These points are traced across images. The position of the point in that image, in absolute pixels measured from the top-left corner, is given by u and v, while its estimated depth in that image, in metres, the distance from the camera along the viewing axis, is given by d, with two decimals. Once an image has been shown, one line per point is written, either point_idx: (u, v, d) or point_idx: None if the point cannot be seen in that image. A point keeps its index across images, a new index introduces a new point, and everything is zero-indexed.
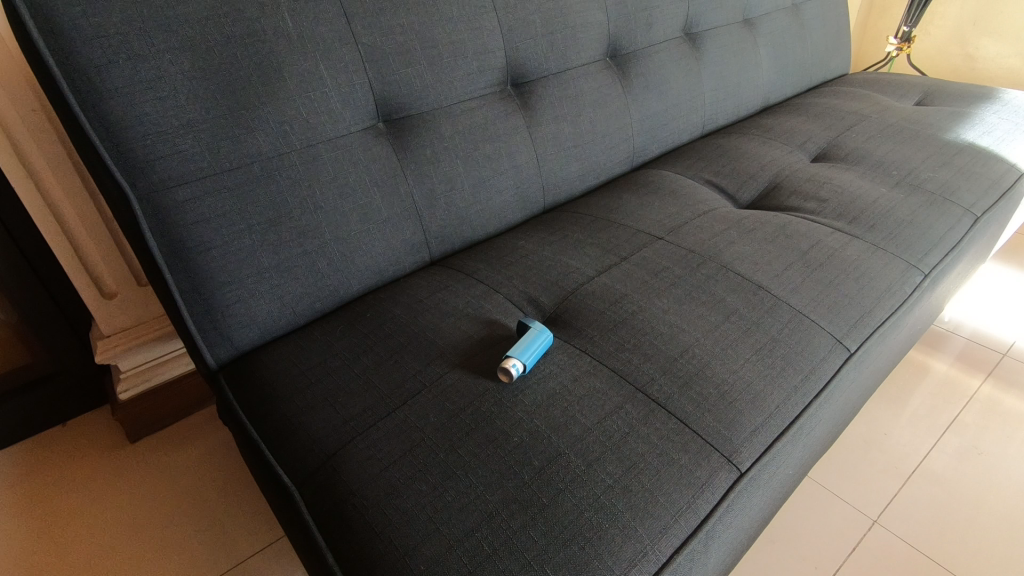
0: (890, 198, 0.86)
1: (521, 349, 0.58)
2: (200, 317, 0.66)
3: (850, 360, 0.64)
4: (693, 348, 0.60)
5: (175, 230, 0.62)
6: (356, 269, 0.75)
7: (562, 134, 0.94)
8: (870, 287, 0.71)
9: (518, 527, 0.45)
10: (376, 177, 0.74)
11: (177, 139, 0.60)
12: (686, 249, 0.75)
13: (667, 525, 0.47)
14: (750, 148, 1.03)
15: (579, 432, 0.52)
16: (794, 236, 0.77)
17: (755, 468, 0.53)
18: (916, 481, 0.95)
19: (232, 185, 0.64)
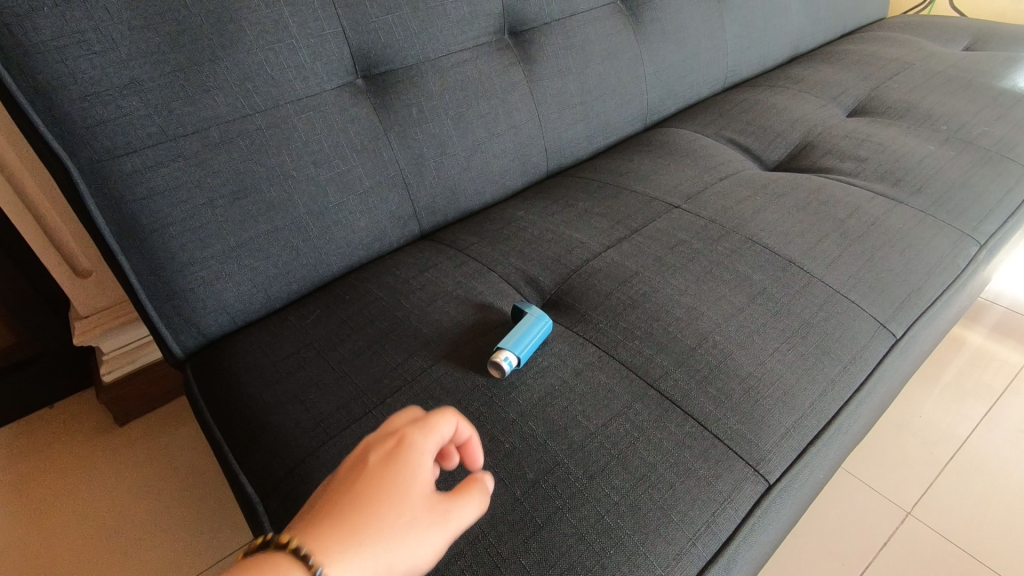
0: (940, 157, 0.76)
1: (516, 332, 0.51)
2: (162, 303, 0.60)
3: (896, 346, 0.56)
4: (713, 335, 0.52)
5: (125, 206, 0.55)
6: (336, 245, 0.68)
7: (566, 90, 0.84)
8: (918, 261, 0.62)
9: (506, 555, 0.39)
10: (356, 142, 0.66)
11: (121, 101, 0.52)
12: (706, 218, 0.66)
13: (682, 550, 0.40)
14: (779, 101, 0.92)
15: (580, 437, 0.45)
16: (829, 202, 0.68)
17: (786, 478, 0.45)
18: (955, 467, 0.87)
19: (189, 154, 0.56)
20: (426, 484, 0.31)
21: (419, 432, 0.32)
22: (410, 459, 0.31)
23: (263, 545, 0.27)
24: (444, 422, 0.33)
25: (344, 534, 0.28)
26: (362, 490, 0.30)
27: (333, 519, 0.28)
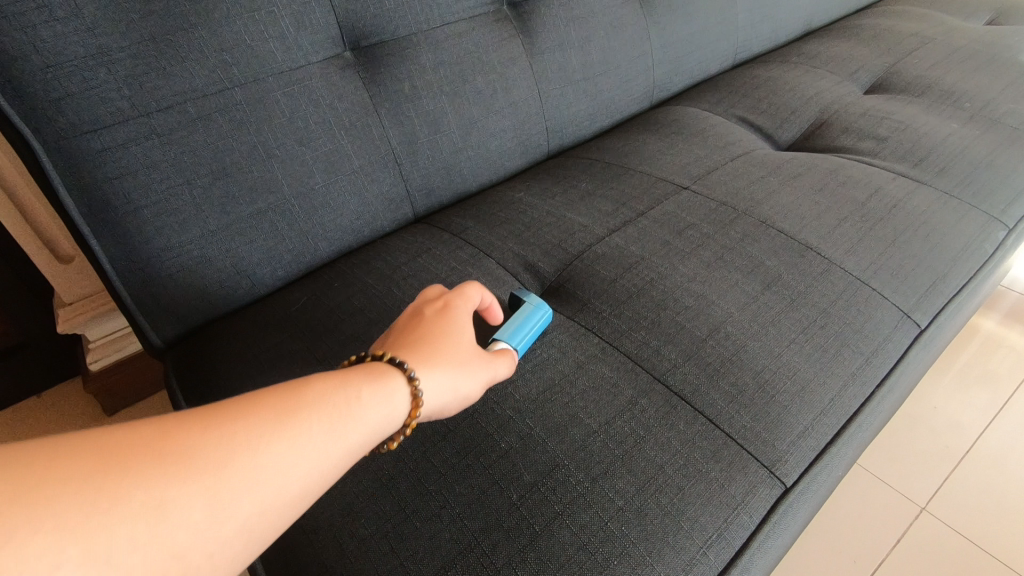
0: (964, 136, 0.72)
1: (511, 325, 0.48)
2: (139, 291, 0.56)
3: (920, 338, 0.52)
4: (725, 325, 0.49)
5: (96, 187, 0.51)
6: (325, 229, 0.64)
7: (568, 65, 0.80)
8: (943, 246, 0.58)
9: (501, 564, 0.36)
10: (344, 119, 0.62)
11: (88, 73, 0.48)
12: (717, 200, 0.62)
13: (693, 560, 0.37)
14: (792, 77, 0.87)
15: (582, 436, 0.42)
16: (848, 182, 0.64)
17: (803, 480, 0.42)
18: (971, 461, 0.84)
19: (164, 130, 0.52)
20: (471, 334, 0.42)
21: (461, 301, 0.44)
22: (458, 316, 0.43)
23: (362, 362, 0.37)
24: (470, 297, 0.45)
25: (422, 349, 0.38)
26: (426, 331, 0.40)
27: (409, 347, 0.39)
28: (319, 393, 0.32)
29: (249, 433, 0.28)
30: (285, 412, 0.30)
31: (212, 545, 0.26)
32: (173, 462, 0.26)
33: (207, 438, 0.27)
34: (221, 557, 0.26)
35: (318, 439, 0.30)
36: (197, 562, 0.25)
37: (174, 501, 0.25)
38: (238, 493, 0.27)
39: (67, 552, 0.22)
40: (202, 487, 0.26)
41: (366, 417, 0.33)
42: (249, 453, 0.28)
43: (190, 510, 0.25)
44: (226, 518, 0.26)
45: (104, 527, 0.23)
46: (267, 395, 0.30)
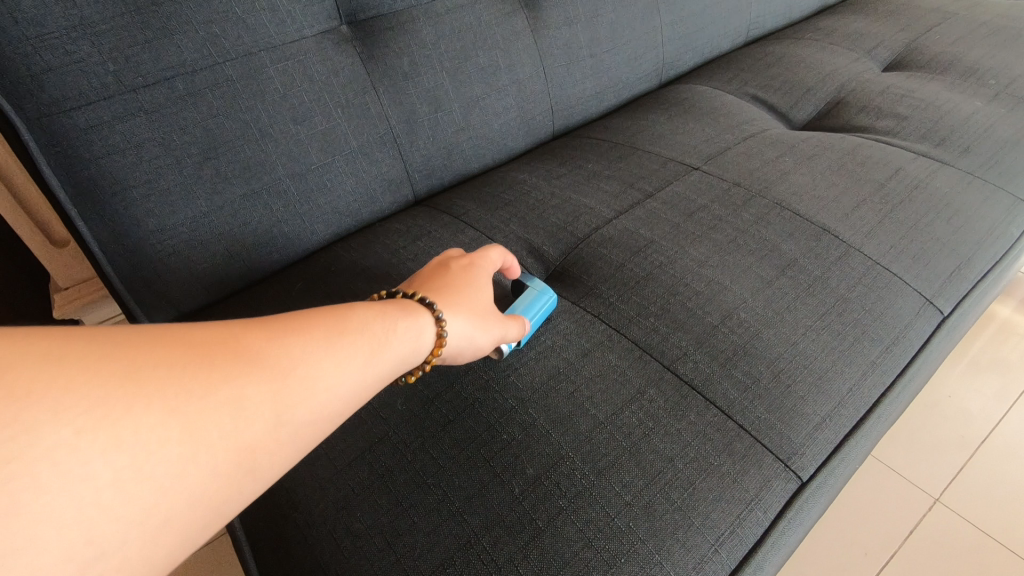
0: (989, 115, 0.69)
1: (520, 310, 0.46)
2: (129, 275, 0.54)
3: (942, 325, 0.50)
4: (738, 311, 0.46)
5: (81, 167, 0.49)
6: (321, 211, 0.62)
7: (574, 40, 0.77)
8: (967, 229, 0.56)
9: (501, 562, 0.34)
10: (340, 97, 0.59)
11: (70, 46, 0.46)
12: (729, 181, 0.60)
13: (704, 558, 0.35)
14: (807, 54, 0.84)
15: (588, 427, 0.40)
16: (867, 162, 0.61)
17: (820, 475, 0.40)
18: (987, 451, 0.82)
19: (151, 107, 0.50)
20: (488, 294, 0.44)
21: (486, 261, 0.46)
22: (481, 273, 0.45)
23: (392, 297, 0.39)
24: (492, 254, 0.47)
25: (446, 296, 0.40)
26: (451, 279, 0.43)
27: (432, 291, 0.41)
28: (363, 318, 0.34)
29: (310, 343, 0.31)
30: (339, 329, 0.33)
31: (280, 438, 0.29)
32: (248, 360, 0.28)
33: (277, 342, 0.30)
34: (285, 451, 0.29)
35: (366, 357, 0.33)
36: (267, 453, 0.28)
37: (252, 394, 0.28)
38: (301, 396, 0.30)
39: (169, 428, 0.25)
40: (276, 386, 0.29)
41: (404, 345, 0.36)
42: (312, 360, 0.31)
43: (262, 407, 0.28)
44: (294, 416, 0.29)
45: (201, 411, 0.26)
46: (321, 313, 0.33)
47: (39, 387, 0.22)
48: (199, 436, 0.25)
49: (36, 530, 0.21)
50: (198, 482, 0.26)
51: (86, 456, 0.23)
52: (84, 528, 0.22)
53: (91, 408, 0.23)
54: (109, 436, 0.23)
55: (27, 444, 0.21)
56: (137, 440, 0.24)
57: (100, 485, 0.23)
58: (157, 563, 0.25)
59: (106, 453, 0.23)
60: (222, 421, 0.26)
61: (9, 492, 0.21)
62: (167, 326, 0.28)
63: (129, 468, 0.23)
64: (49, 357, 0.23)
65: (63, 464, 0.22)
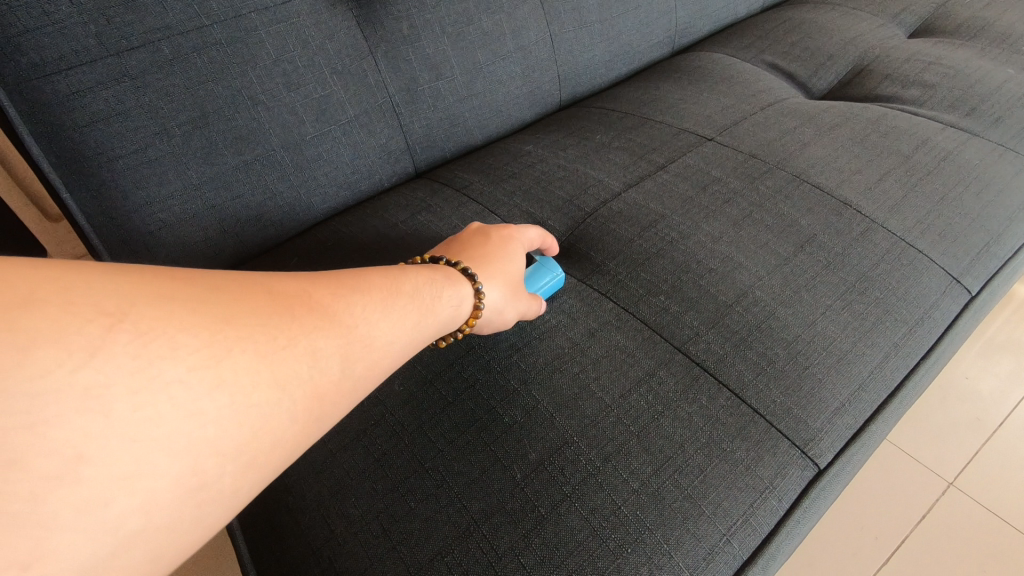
0: (1023, 82, 0.65)
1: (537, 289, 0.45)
2: (118, 248, 0.52)
3: (969, 306, 0.47)
4: (754, 290, 0.44)
5: (64, 135, 0.46)
6: (318, 184, 0.59)
7: (582, 5, 0.73)
8: (998, 204, 0.53)
9: (503, 551, 0.33)
10: (336, 63, 0.57)
11: (46, 5, 0.43)
12: (745, 152, 0.57)
13: (715, 549, 0.34)
14: (829, 19, 0.80)
15: (594, 411, 0.38)
16: (892, 133, 0.58)
17: (838, 461, 0.38)
18: (1005, 434, 0.79)
19: (135, 72, 0.47)
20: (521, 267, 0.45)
21: (523, 234, 0.46)
22: (515, 247, 0.45)
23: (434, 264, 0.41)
24: (532, 229, 0.47)
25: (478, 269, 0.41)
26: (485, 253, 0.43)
27: (467, 260, 0.43)
28: (414, 285, 0.37)
29: (374, 305, 0.33)
30: (396, 293, 0.35)
31: (351, 393, 0.31)
32: (325, 317, 0.30)
33: (347, 302, 0.31)
34: (349, 405, 0.31)
35: (416, 319, 0.35)
36: (335, 404, 0.30)
37: (329, 350, 0.29)
38: (366, 352, 0.31)
39: (265, 373, 0.26)
40: (349, 343, 0.30)
41: (448, 314, 0.38)
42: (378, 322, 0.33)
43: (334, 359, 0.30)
44: (360, 372, 0.31)
45: (287, 360, 0.27)
46: (378, 276, 0.35)
47: (157, 324, 0.23)
48: (288, 384, 0.27)
49: (156, 456, 0.22)
50: (285, 427, 0.27)
51: (196, 393, 0.24)
52: (191, 461, 0.23)
53: (202, 348, 0.24)
54: (218, 375, 0.24)
55: (149, 376, 0.22)
56: (236, 382, 0.25)
57: (208, 421, 0.24)
58: (243, 500, 0.26)
59: (213, 391, 0.24)
60: (305, 371, 0.28)
61: (134, 420, 0.22)
62: (250, 279, 0.29)
63: (231, 408, 0.25)
64: (161, 298, 0.24)
65: (177, 399, 0.23)
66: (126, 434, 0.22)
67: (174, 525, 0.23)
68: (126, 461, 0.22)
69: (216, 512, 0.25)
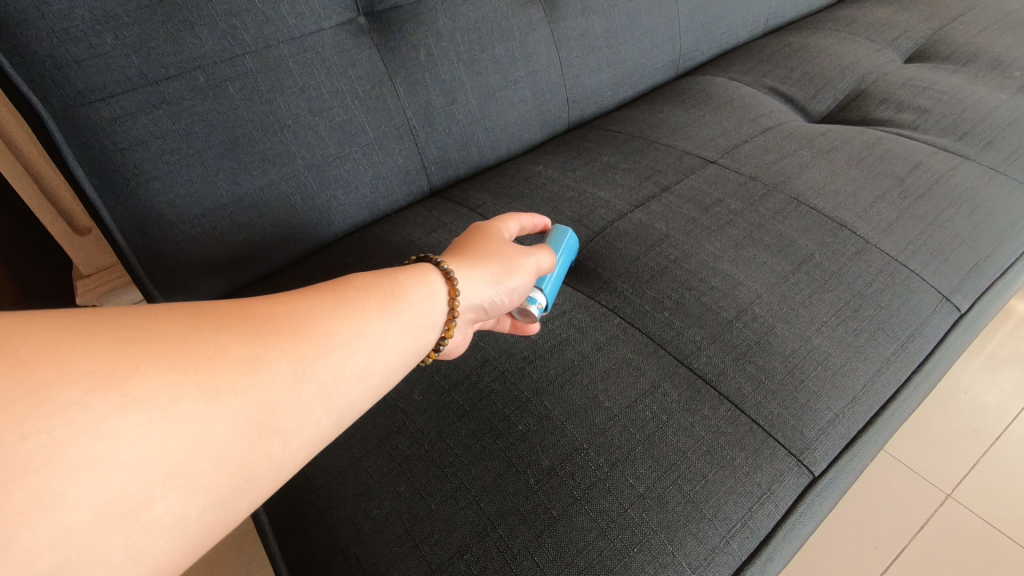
0: (1013, 107, 0.68)
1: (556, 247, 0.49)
2: (152, 263, 0.55)
3: (959, 322, 0.50)
4: (753, 307, 0.47)
5: (106, 158, 0.50)
6: (338, 203, 0.63)
7: (590, 31, 0.76)
8: (987, 225, 0.55)
9: (518, 550, 0.35)
10: (357, 88, 0.60)
11: (93, 39, 0.46)
12: (746, 175, 0.59)
13: (715, 549, 0.36)
14: (827, 45, 0.83)
15: (602, 419, 0.40)
16: (887, 157, 0.61)
17: (832, 469, 0.41)
18: (1003, 446, 0.81)
19: (172, 98, 0.50)
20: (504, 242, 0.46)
21: (499, 220, 0.49)
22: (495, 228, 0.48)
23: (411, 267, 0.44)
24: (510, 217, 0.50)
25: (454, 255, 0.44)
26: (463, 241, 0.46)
27: (450, 254, 0.44)
28: (362, 286, 0.36)
29: (315, 311, 0.32)
30: (340, 298, 0.34)
31: (304, 401, 0.30)
32: (264, 325, 0.30)
33: (284, 312, 0.31)
34: (305, 413, 0.30)
35: (369, 322, 0.34)
36: (286, 413, 0.29)
37: (270, 356, 0.29)
38: (312, 357, 0.31)
39: (187, 387, 0.25)
40: (289, 349, 0.30)
41: (416, 304, 0.38)
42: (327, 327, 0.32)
43: (276, 367, 0.29)
44: (309, 377, 0.30)
45: (215, 372, 0.26)
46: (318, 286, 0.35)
47: (51, 351, 0.23)
48: (224, 392, 0.26)
49: (62, 484, 0.21)
50: (224, 441, 0.26)
51: (101, 415, 0.23)
52: (118, 476, 0.23)
53: (106, 369, 0.23)
54: (126, 394, 0.23)
55: (43, 403, 0.22)
56: (155, 398, 0.24)
57: (122, 442, 0.23)
58: (188, 523, 0.25)
59: (123, 410, 0.23)
60: (239, 381, 0.27)
61: (29, 450, 0.21)
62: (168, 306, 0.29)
63: (160, 419, 0.24)
64: (58, 327, 0.24)
65: (80, 424, 0.22)
66: (24, 464, 0.21)
67: (102, 558, 0.22)
68: (43, 481, 0.21)
69: (154, 538, 0.24)
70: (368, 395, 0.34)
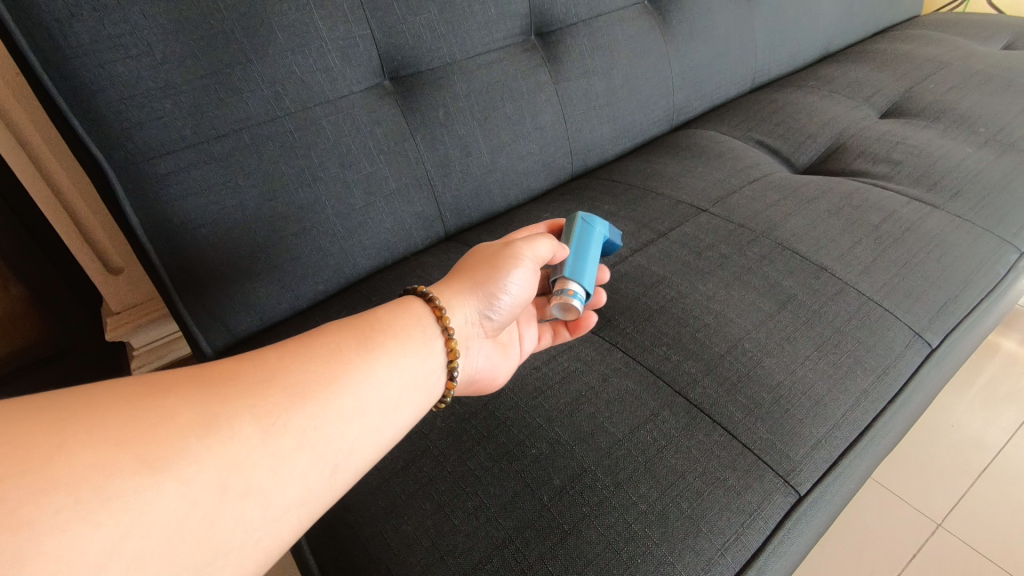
0: (978, 161, 0.74)
1: (578, 244, 0.53)
2: (194, 302, 0.60)
3: (931, 357, 0.54)
4: (742, 342, 0.52)
5: (159, 207, 0.55)
6: (362, 246, 0.68)
7: (591, 91, 0.83)
8: (955, 268, 0.61)
9: (534, 561, 0.39)
10: (382, 144, 0.66)
11: (156, 104, 0.52)
12: (735, 223, 0.65)
13: (712, 561, 0.40)
14: (809, 102, 0.90)
15: (608, 444, 0.45)
16: (863, 206, 0.67)
17: (816, 490, 0.45)
18: (990, 477, 0.85)
19: (220, 154, 0.57)
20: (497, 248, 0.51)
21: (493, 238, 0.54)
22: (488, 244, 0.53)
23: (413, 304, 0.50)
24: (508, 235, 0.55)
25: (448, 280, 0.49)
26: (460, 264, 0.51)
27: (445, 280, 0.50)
28: (325, 344, 0.39)
29: (267, 376, 0.35)
30: (295, 360, 0.37)
31: (266, 461, 0.32)
32: (217, 397, 0.32)
33: (235, 380, 0.34)
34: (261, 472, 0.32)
35: (324, 379, 0.37)
36: (238, 475, 0.31)
37: (225, 424, 0.32)
38: (263, 420, 0.33)
39: (124, 462, 0.28)
40: (237, 415, 0.32)
41: (380, 355, 0.41)
42: (281, 388, 0.35)
43: (225, 432, 0.31)
44: (259, 437, 0.33)
45: (157, 443, 0.29)
46: (277, 350, 0.38)
47: None
48: (171, 465, 0.29)
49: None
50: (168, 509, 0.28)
51: (29, 496, 0.25)
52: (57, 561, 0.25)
53: (37, 453, 0.26)
54: (55, 476, 0.26)
55: None
56: (91, 475, 0.27)
57: (50, 523, 0.25)
58: None
59: (56, 491, 0.26)
60: (184, 449, 0.30)
61: None
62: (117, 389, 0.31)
63: (102, 505, 0.26)
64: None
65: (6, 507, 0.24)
66: None
67: None
68: None
69: None
70: (341, 447, 0.36)
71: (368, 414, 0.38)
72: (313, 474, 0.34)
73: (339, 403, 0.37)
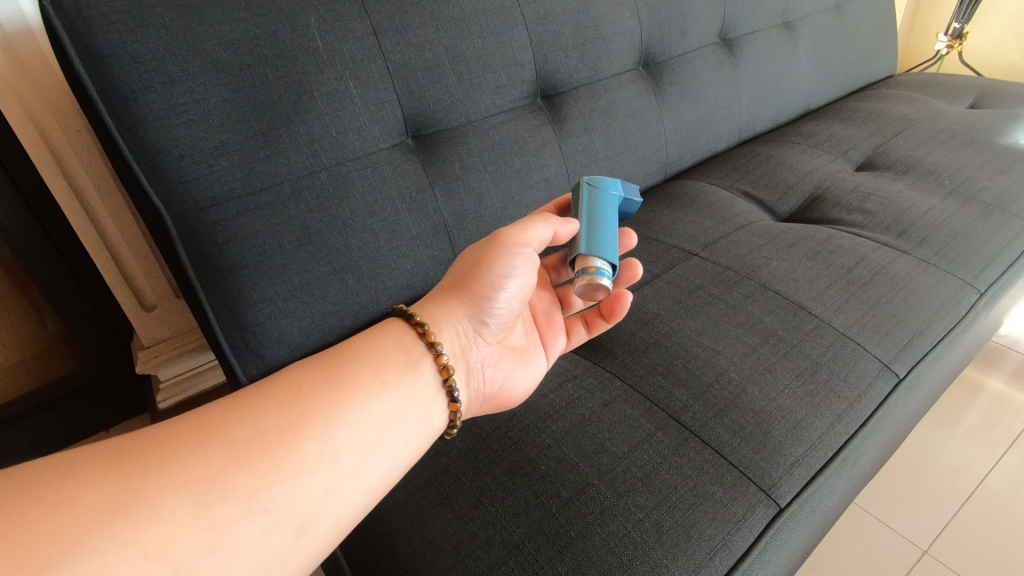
0: (942, 210, 0.82)
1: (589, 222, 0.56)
2: (233, 335, 0.66)
3: (899, 386, 0.60)
4: (728, 372, 0.58)
5: (208, 250, 0.62)
6: (384, 286, 0.75)
7: (591, 146, 0.92)
8: (920, 307, 0.67)
9: (543, 562, 0.44)
10: (404, 195, 0.74)
11: (211, 161, 0.60)
12: (723, 265, 0.72)
13: (701, 565, 0.45)
14: (790, 156, 0.99)
15: (608, 461, 0.50)
16: (837, 251, 0.74)
17: (795, 503, 0.50)
18: (973, 506, 0.89)
19: (263, 204, 0.64)
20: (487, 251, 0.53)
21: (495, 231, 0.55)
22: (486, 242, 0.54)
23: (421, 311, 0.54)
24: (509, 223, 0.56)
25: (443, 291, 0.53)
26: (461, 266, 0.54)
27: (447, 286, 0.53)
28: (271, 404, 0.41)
29: (201, 444, 0.37)
30: (230, 424, 0.39)
31: (203, 532, 0.34)
32: (143, 474, 0.34)
33: (166, 453, 0.36)
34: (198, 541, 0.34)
35: (262, 441, 0.39)
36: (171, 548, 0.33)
37: (149, 501, 0.33)
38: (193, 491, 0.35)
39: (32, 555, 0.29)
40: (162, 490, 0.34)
41: (324, 405, 0.42)
42: (212, 455, 0.37)
43: (150, 508, 0.33)
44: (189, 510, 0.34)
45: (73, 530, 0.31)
46: (215, 414, 0.40)
47: None
48: (82, 553, 0.30)
49: None
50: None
51: None
52: None
53: None
54: None
55: None
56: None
57: None
58: None
59: None
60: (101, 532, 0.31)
61: None
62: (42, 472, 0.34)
63: None
64: None
65: None
66: None
67: None
68: None
69: None
70: (290, 502, 0.38)
71: (321, 470, 0.40)
72: (261, 534, 0.36)
73: (283, 461, 0.38)
